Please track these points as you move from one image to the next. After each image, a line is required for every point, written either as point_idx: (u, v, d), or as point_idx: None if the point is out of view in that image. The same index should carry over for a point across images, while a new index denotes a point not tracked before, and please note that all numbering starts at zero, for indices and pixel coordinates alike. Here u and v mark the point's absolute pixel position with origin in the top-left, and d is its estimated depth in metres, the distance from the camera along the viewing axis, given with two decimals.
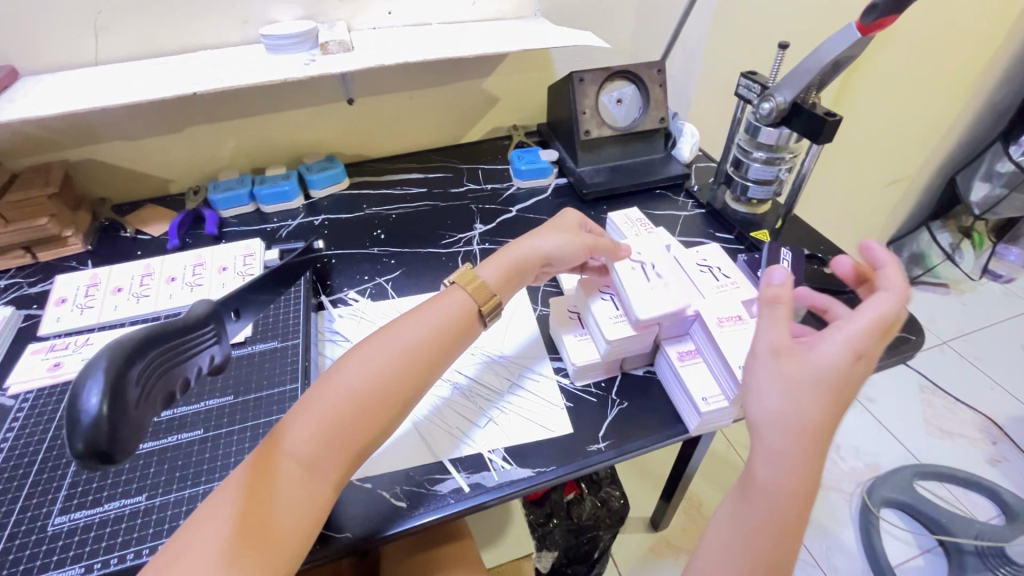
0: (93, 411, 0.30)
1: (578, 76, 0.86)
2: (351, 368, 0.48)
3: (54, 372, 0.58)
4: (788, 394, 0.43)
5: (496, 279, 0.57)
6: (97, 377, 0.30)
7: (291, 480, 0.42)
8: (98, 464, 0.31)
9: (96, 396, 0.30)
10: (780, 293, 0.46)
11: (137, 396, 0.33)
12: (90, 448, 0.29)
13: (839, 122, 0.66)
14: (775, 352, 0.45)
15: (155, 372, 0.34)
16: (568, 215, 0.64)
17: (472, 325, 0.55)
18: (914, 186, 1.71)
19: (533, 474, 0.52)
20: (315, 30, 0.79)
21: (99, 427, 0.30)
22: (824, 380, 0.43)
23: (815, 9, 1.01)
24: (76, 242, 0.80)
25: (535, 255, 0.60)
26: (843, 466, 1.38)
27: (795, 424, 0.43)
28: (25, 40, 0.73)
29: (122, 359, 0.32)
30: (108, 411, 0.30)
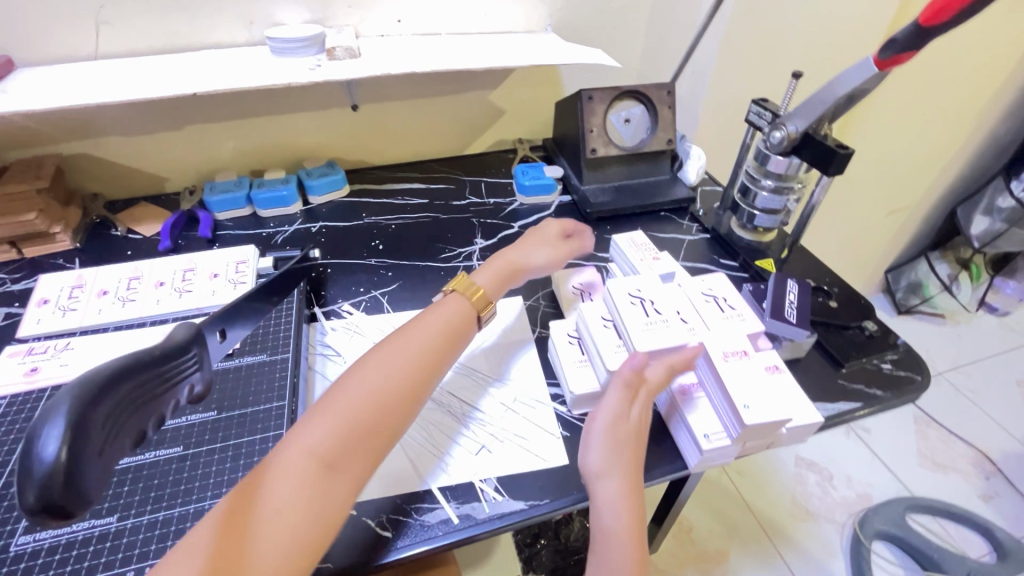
0: (52, 458, 0.26)
1: (587, 94, 0.85)
2: (364, 369, 0.47)
3: (30, 377, 0.55)
4: (608, 447, 0.49)
5: (488, 284, 0.60)
6: (57, 420, 0.27)
7: (311, 480, 0.39)
8: (52, 520, 0.27)
9: (56, 441, 0.27)
10: (634, 374, 0.51)
11: (103, 439, 0.30)
12: (47, 502, 0.26)
13: (850, 155, 0.65)
14: (604, 419, 0.50)
15: (123, 411, 0.31)
16: (553, 226, 0.70)
17: (469, 326, 0.55)
18: (915, 216, 1.71)
19: (525, 508, 0.50)
20: (322, 35, 0.78)
21: (56, 477, 0.27)
22: (638, 430, 0.50)
23: (826, 39, 1.00)
24: (65, 238, 0.78)
25: (523, 262, 0.64)
26: (835, 495, 1.37)
27: (617, 467, 0.48)
28: (25, 31, 0.72)
29: (87, 397, 0.29)
30: (69, 457, 0.27)
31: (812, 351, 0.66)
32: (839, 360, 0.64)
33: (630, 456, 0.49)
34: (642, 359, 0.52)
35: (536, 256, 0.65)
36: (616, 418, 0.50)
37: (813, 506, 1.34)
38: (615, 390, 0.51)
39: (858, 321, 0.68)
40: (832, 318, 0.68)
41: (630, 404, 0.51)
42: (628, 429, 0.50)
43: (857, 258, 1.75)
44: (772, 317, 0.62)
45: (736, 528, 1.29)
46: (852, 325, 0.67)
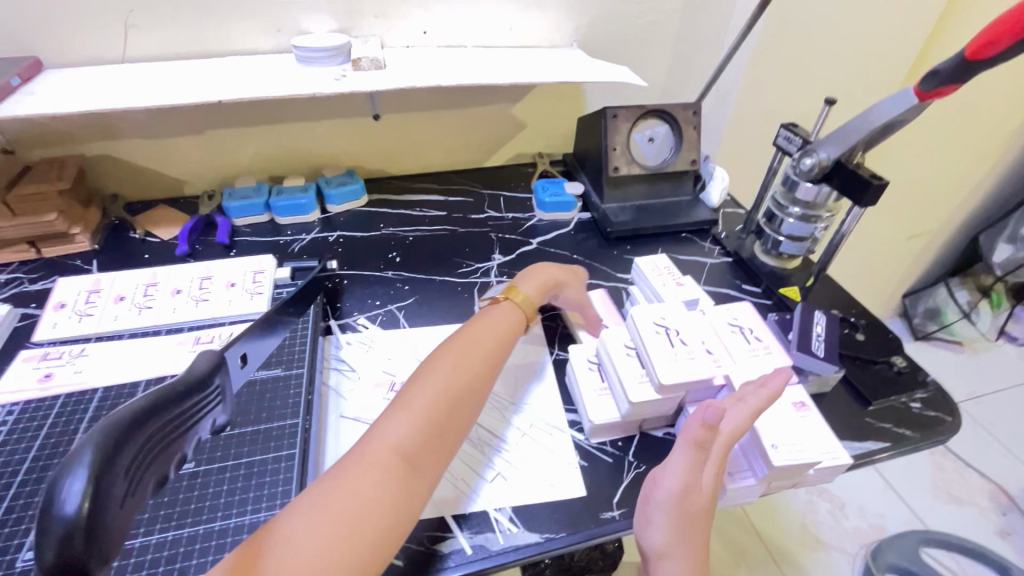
0: (72, 513, 0.25)
1: (611, 112, 0.84)
2: (432, 373, 0.49)
3: (44, 383, 0.55)
4: (675, 528, 0.45)
5: (535, 294, 0.61)
6: (80, 471, 0.26)
7: (393, 476, 0.41)
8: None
9: (77, 495, 0.25)
10: (704, 439, 0.47)
11: (125, 489, 0.28)
12: (68, 562, 0.25)
13: (884, 187, 0.63)
14: (672, 496, 0.46)
15: (144, 456, 0.30)
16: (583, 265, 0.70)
17: (517, 332, 0.57)
18: (936, 241, 1.68)
19: (540, 541, 0.49)
20: (348, 45, 0.77)
21: (75, 533, 0.25)
22: (709, 502, 0.47)
23: (856, 62, 0.99)
24: (83, 239, 0.78)
25: (562, 280, 0.64)
26: (847, 525, 1.33)
27: (683, 544, 0.45)
28: (55, 32, 0.72)
29: (111, 445, 0.27)
30: (89, 510, 0.26)
31: (839, 386, 0.64)
32: (866, 398, 0.62)
33: (698, 526, 0.46)
34: (717, 411, 0.47)
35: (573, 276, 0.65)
36: (686, 490, 0.46)
37: (823, 535, 1.31)
38: (684, 455, 0.47)
39: (886, 356, 0.66)
40: (859, 352, 0.66)
41: (700, 471, 0.47)
42: (698, 501, 0.46)
43: (874, 281, 1.72)
44: (798, 350, 0.60)
45: (745, 555, 1.26)
46: (880, 360, 0.65)
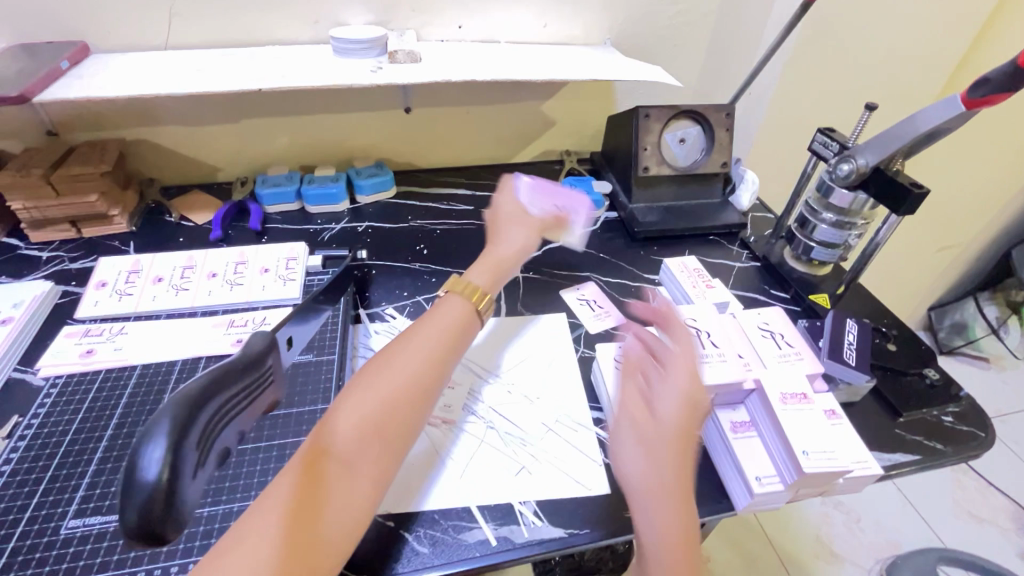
0: (153, 479, 0.27)
1: (644, 111, 0.83)
2: (375, 371, 0.46)
3: (86, 358, 0.56)
4: (657, 491, 0.42)
5: (484, 278, 0.60)
6: (158, 440, 0.27)
7: (332, 484, 0.39)
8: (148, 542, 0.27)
9: (157, 463, 0.27)
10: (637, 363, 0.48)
11: (199, 459, 0.30)
12: (147, 524, 0.26)
13: (925, 195, 0.61)
14: (639, 436, 0.44)
15: (214, 427, 0.31)
16: (506, 197, 0.69)
17: (471, 320, 0.54)
18: (966, 254, 1.64)
19: (565, 535, 0.49)
20: (383, 37, 0.78)
21: (156, 496, 0.27)
22: (681, 445, 0.44)
23: (892, 69, 0.97)
24: (122, 221, 0.80)
25: (510, 250, 0.64)
26: (862, 538, 1.31)
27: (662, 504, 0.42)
28: (102, 19, 0.74)
29: (185, 416, 0.29)
30: (167, 478, 0.27)
31: (868, 396, 0.63)
32: (897, 409, 0.61)
33: (676, 484, 0.43)
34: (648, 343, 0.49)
35: (511, 229, 0.65)
36: (648, 432, 0.44)
37: (837, 548, 1.29)
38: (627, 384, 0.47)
39: (919, 368, 0.65)
40: (889, 362, 0.65)
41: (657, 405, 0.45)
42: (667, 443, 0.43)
43: (899, 294, 1.69)
44: (829, 357, 0.59)
45: (757, 564, 1.24)
46: (911, 372, 0.64)
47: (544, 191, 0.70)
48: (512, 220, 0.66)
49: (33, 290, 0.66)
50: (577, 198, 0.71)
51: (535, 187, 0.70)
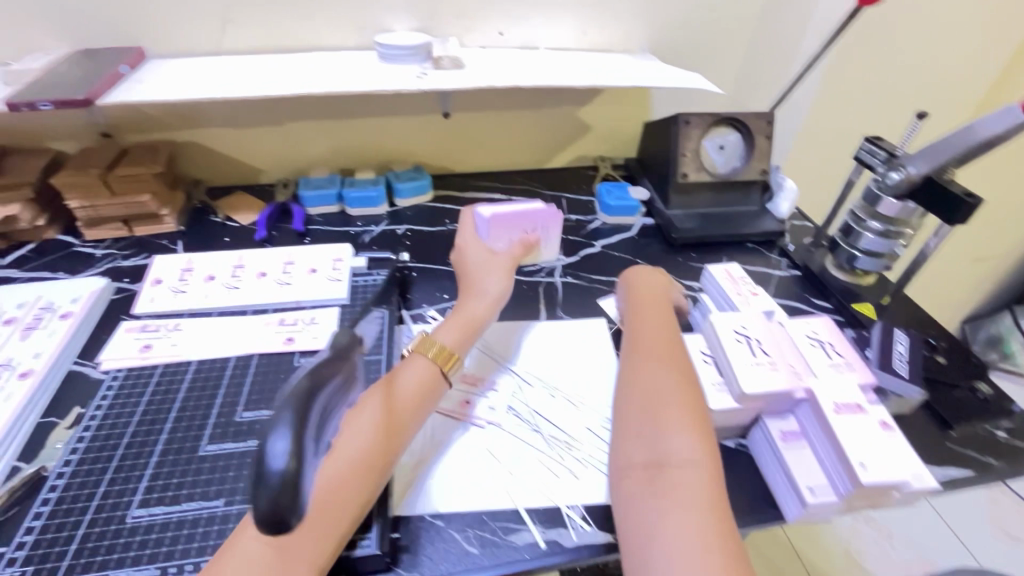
0: (280, 472, 0.25)
1: (684, 118, 0.83)
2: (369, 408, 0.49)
3: (144, 353, 0.58)
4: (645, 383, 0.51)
5: (452, 338, 0.57)
6: (284, 431, 0.25)
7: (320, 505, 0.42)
8: (274, 535, 0.25)
9: (282, 456, 0.25)
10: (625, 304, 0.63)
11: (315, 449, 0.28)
12: (274, 519, 0.24)
13: (979, 205, 0.60)
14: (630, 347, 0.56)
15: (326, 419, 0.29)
16: (471, 243, 0.69)
17: (437, 384, 0.53)
18: (1002, 265, 1.60)
19: (614, 541, 0.49)
20: (428, 44, 0.80)
21: (284, 491, 0.25)
22: (662, 340, 0.55)
23: (935, 76, 0.96)
24: (170, 221, 0.82)
25: (482, 303, 0.62)
26: (895, 556, 1.27)
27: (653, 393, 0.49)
28: (159, 24, 0.76)
29: (306, 407, 0.27)
30: (294, 468, 0.25)
31: (917, 409, 0.61)
32: (948, 422, 0.60)
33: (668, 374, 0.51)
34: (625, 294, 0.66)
35: (481, 277, 0.65)
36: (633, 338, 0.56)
37: (869, 564, 1.25)
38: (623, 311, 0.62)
39: (970, 382, 0.64)
40: (940, 375, 0.64)
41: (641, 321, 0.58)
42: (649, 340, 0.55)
43: (933, 305, 1.65)
44: (881, 369, 0.59)
45: None
46: (962, 386, 0.63)
47: (505, 223, 0.70)
48: (482, 264, 0.66)
49: (89, 287, 0.68)
50: (540, 214, 0.72)
51: (492, 223, 0.70)
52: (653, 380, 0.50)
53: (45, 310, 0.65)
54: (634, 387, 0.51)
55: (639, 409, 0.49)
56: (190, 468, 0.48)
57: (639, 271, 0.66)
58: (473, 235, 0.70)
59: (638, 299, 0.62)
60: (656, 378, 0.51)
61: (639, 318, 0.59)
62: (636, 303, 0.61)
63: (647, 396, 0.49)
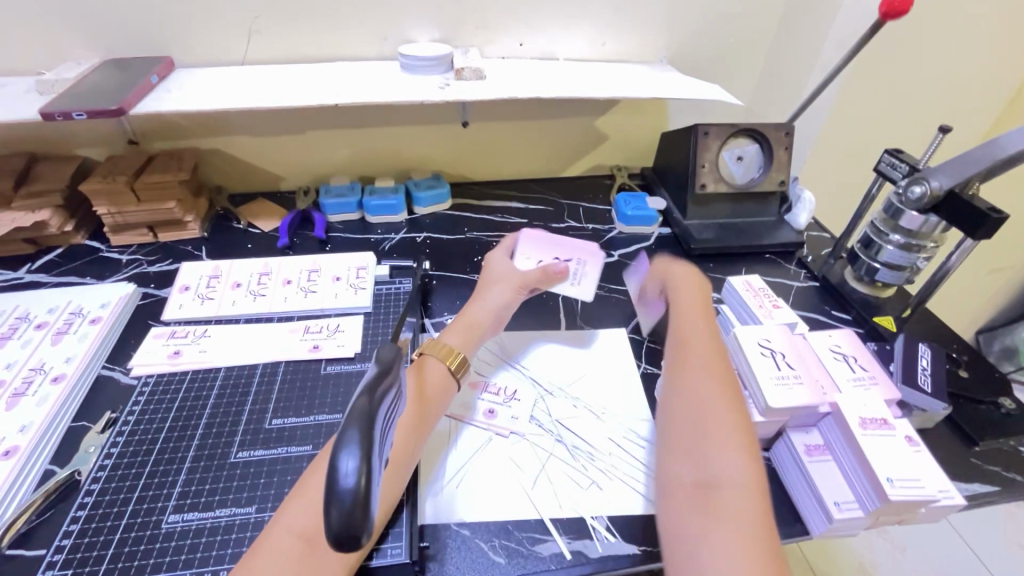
0: (354, 486, 0.25)
1: (702, 129, 0.84)
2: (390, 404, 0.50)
3: (174, 359, 0.59)
4: (694, 397, 0.50)
5: (458, 342, 0.58)
6: (354, 445, 0.25)
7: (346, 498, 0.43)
8: (342, 550, 0.25)
9: (354, 470, 0.25)
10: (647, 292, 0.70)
11: (379, 461, 0.28)
12: (350, 532, 0.24)
13: (1004, 220, 0.60)
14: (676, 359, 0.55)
15: (386, 431, 0.29)
16: (498, 259, 0.69)
17: (447, 384, 0.54)
18: (1019, 275, 1.59)
19: (639, 553, 0.49)
20: (450, 55, 0.81)
21: (357, 503, 0.25)
22: (709, 354, 0.54)
23: (954, 89, 0.96)
24: (195, 227, 0.83)
25: (488, 308, 0.62)
26: (909, 569, 1.25)
27: (701, 407, 0.49)
28: (187, 34, 0.78)
29: (371, 420, 0.27)
30: (364, 485, 0.25)
31: (940, 424, 0.61)
32: (972, 438, 0.59)
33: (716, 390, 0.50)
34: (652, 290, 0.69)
35: (495, 287, 0.64)
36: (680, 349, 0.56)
37: None
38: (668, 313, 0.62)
39: (994, 397, 0.63)
40: (963, 390, 0.63)
41: (686, 329, 0.57)
42: (696, 353, 0.54)
43: (947, 316, 1.64)
44: (904, 383, 0.58)
45: None
46: (986, 401, 0.63)
47: (546, 241, 0.70)
48: (501, 275, 0.66)
49: (117, 293, 0.69)
50: (583, 247, 0.70)
51: (534, 236, 0.71)
52: (698, 391, 0.50)
53: (75, 315, 0.66)
54: (681, 397, 0.50)
55: (689, 425, 0.48)
56: (222, 475, 0.49)
57: (686, 275, 0.65)
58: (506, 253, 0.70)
59: (682, 303, 0.61)
60: (705, 388, 0.50)
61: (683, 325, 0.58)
62: (679, 308, 0.60)
63: (693, 409, 0.49)
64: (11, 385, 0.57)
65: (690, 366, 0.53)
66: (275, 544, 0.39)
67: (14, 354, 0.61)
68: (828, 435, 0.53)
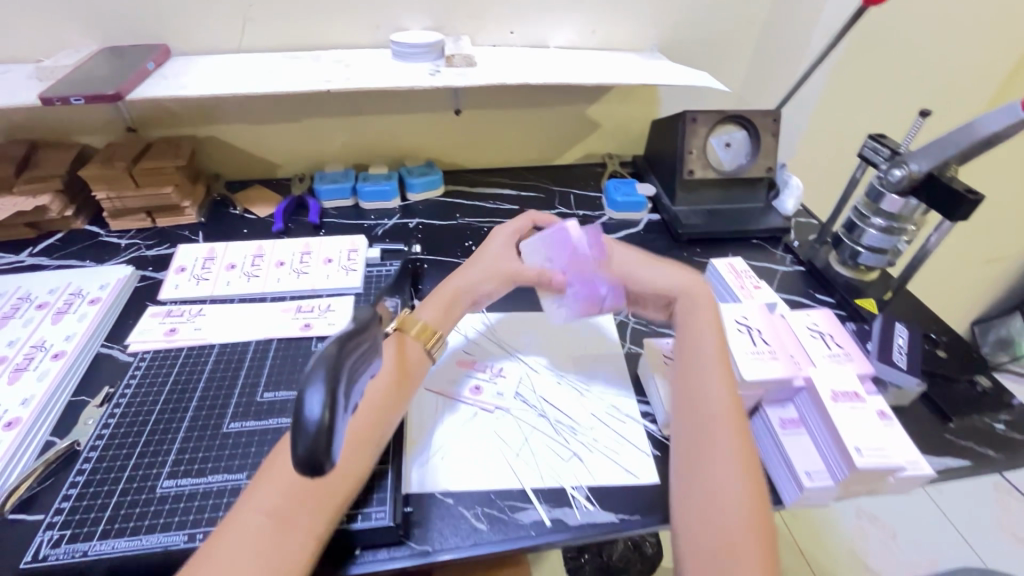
0: (317, 419, 0.27)
1: (690, 116, 0.85)
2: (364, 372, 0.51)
3: (170, 336, 0.61)
4: (716, 489, 0.44)
5: (433, 317, 0.57)
6: (319, 384, 0.28)
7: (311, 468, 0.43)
8: (310, 477, 0.27)
9: (318, 405, 0.27)
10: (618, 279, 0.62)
11: (347, 401, 0.30)
12: (313, 461, 0.27)
13: (980, 202, 0.61)
14: (697, 429, 0.48)
15: (358, 376, 0.32)
16: (500, 234, 0.65)
17: (422, 363, 0.54)
18: (1014, 266, 1.60)
19: (616, 520, 0.51)
20: (441, 42, 0.82)
21: (320, 436, 0.27)
22: (734, 429, 0.48)
23: (943, 77, 0.97)
24: (191, 212, 0.85)
25: (467, 285, 0.60)
26: (900, 555, 1.26)
27: (724, 506, 0.43)
28: (182, 23, 0.79)
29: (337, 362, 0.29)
30: (328, 420, 0.28)
31: (916, 401, 0.63)
32: (947, 415, 0.61)
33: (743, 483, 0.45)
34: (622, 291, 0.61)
35: (483, 268, 0.61)
36: (704, 419, 0.49)
37: (874, 563, 1.24)
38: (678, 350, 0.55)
39: (970, 376, 0.65)
40: (939, 369, 0.65)
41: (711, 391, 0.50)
42: (721, 428, 0.48)
43: (942, 307, 1.65)
44: (879, 360, 0.60)
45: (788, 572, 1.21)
46: (962, 379, 0.64)
47: (560, 248, 0.62)
48: (499, 256, 0.62)
49: (116, 275, 0.71)
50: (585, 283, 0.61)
51: (553, 235, 0.62)
52: (724, 485, 0.44)
53: (74, 295, 0.68)
54: (703, 489, 0.45)
55: (712, 529, 0.42)
56: (215, 444, 0.51)
57: (706, 312, 0.57)
58: (517, 234, 0.65)
59: (706, 353, 0.53)
60: (729, 481, 0.44)
61: (699, 404, 0.50)
62: (700, 358, 0.53)
63: (718, 526, 0.42)
64: (13, 361, 0.59)
65: (710, 463, 0.46)
66: (245, 523, 0.41)
67: (16, 332, 0.63)
68: (803, 410, 0.54)
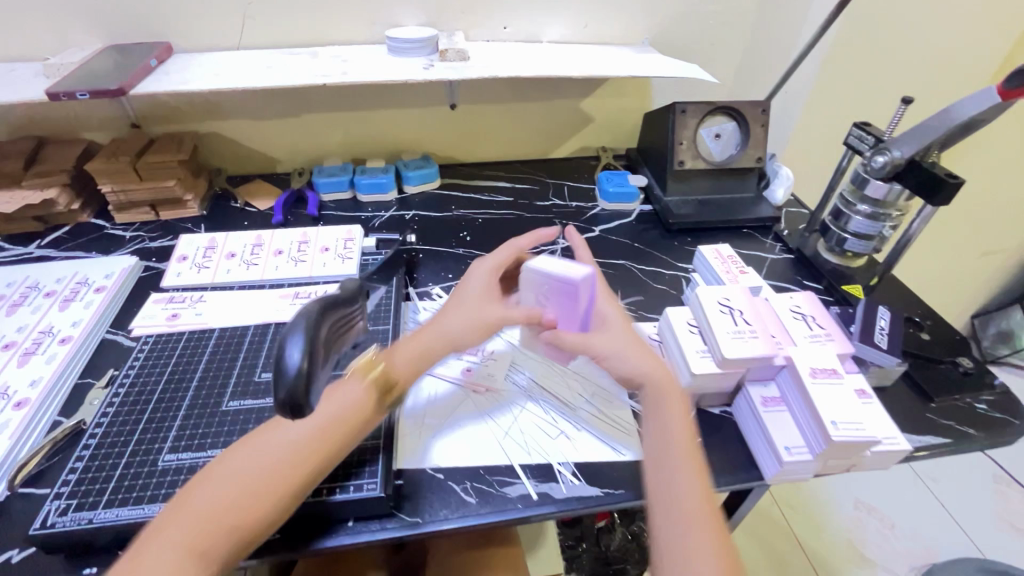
0: (296, 363, 0.40)
1: (680, 107, 0.86)
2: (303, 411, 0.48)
3: (171, 321, 0.64)
4: None
5: (400, 369, 0.53)
6: (298, 339, 0.41)
7: (222, 514, 0.41)
8: (294, 412, 0.40)
9: (297, 354, 0.40)
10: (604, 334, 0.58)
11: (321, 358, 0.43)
12: (294, 391, 0.39)
13: (960, 185, 0.63)
14: (675, 546, 0.44)
15: (328, 342, 0.45)
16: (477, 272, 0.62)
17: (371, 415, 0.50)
18: (1013, 258, 1.60)
19: (601, 494, 0.52)
20: (435, 37, 0.84)
21: (299, 377, 0.40)
22: (704, 539, 0.44)
23: (933, 68, 0.98)
24: (193, 205, 0.87)
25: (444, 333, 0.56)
26: (898, 545, 1.26)
27: None
28: (184, 21, 0.82)
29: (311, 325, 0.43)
30: (306, 368, 0.40)
31: (899, 382, 0.64)
32: (929, 394, 0.62)
33: None
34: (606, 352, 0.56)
35: (467, 318, 0.57)
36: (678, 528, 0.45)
37: (871, 554, 1.24)
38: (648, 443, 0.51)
39: (952, 357, 0.66)
40: (922, 351, 0.66)
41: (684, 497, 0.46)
42: (698, 543, 0.44)
43: (941, 299, 1.65)
44: (860, 341, 0.61)
45: (785, 564, 1.21)
46: (945, 360, 0.65)
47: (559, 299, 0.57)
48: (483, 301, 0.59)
49: (120, 264, 0.73)
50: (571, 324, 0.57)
51: (557, 286, 0.56)
52: None
53: (81, 284, 0.70)
54: None
55: None
56: (214, 421, 0.53)
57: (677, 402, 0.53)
58: (497, 270, 0.62)
59: (679, 450, 0.49)
60: None
61: (673, 510, 0.46)
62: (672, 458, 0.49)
63: None
64: (22, 346, 0.62)
65: None
66: (156, 557, 0.39)
67: (25, 319, 0.65)
68: (786, 390, 0.55)
